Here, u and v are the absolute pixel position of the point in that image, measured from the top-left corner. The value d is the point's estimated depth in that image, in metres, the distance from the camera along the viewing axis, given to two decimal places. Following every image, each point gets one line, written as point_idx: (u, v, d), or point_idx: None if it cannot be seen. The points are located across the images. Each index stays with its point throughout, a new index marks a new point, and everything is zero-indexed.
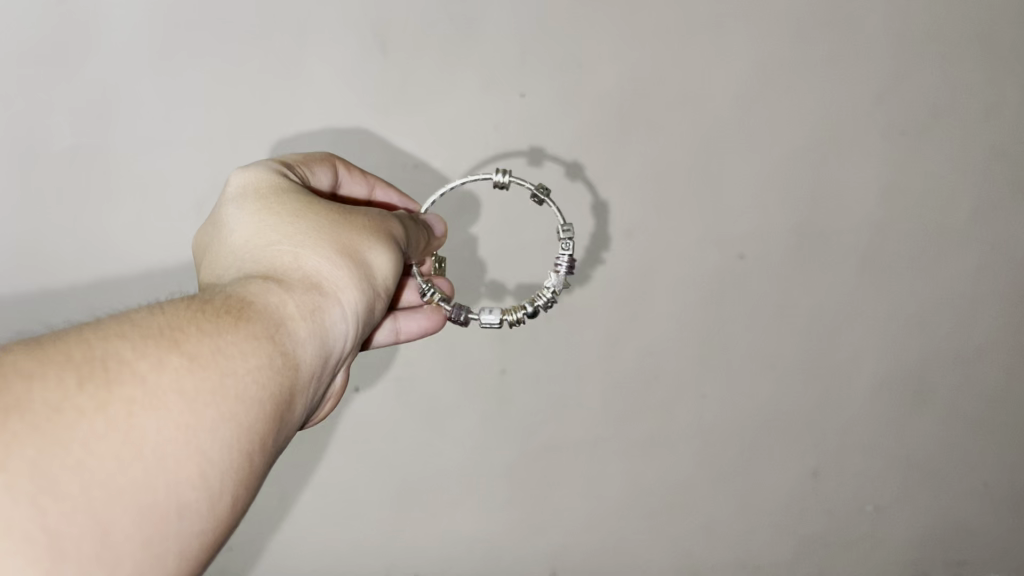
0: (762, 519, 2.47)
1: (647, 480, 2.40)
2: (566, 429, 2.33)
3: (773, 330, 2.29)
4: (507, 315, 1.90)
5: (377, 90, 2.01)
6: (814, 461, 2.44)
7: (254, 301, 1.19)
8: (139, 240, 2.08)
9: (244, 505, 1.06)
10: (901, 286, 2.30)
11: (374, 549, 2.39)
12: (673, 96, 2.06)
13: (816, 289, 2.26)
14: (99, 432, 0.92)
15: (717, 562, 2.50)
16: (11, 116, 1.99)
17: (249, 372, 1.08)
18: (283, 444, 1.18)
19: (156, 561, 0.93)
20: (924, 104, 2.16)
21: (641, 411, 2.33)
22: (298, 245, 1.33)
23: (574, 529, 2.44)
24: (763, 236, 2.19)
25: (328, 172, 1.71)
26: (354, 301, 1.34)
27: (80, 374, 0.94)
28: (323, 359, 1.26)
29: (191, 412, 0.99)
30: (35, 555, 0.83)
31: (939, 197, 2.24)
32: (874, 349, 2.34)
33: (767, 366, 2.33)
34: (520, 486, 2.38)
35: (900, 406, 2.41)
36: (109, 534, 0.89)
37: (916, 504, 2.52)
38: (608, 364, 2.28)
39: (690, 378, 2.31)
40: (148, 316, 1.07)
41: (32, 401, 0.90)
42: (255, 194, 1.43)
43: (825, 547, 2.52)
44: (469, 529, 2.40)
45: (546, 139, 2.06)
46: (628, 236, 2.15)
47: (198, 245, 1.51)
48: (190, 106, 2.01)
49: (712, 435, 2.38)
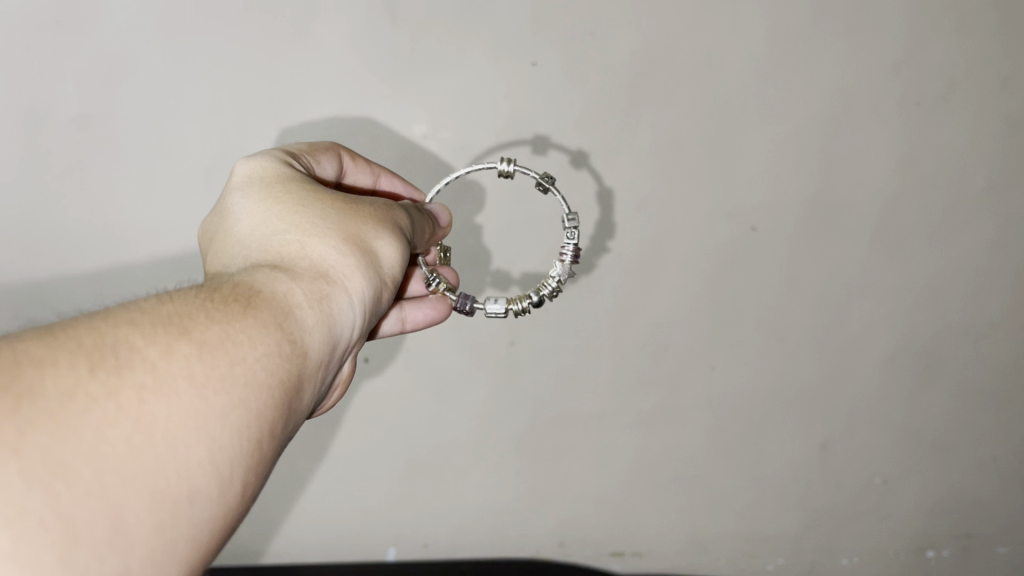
0: (775, 490, 2.55)
1: (657, 453, 2.46)
2: (578, 404, 2.37)
3: (785, 304, 2.32)
4: (513, 304, 1.92)
5: (389, 63, 1.98)
6: (823, 436, 2.50)
7: (261, 289, 1.18)
8: (147, 208, 2.08)
9: (252, 492, 1.05)
10: (913, 262, 2.33)
11: (385, 519, 2.45)
12: (686, 68, 2.03)
13: (827, 262, 2.29)
14: (110, 418, 0.90)
15: (724, 532, 2.58)
16: (14, 82, 1.94)
17: (259, 360, 1.07)
18: (290, 432, 1.17)
19: (167, 547, 0.91)
20: (940, 75, 2.15)
21: (653, 385, 2.36)
22: (305, 235, 1.33)
23: (585, 502, 2.50)
24: (776, 209, 2.20)
25: (333, 161, 1.72)
26: (364, 290, 1.33)
27: (90, 360, 0.92)
28: (330, 347, 1.25)
29: (203, 400, 0.98)
30: (48, 540, 0.81)
31: (953, 169, 2.25)
32: (886, 323, 2.39)
33: (777, 341, 2.35)
34: (532, 459, 2.43)
35: (912, 380, 2.47)
36: (121, 520, 0.87)
37: (924, 477, 2.60)
38: (618, 338, 2.29)
39: (702, 353, 2.34)
40: (157, 303, 1.05)
41: (44, 387, 0.87)
42: (261, 185, 1.44)
43: (831, 519, 2.60)
44: (480, 499, 2.46)
45: (549, 125, 2.07)
46: (640, 207, 2.16)
47: (204, 235, 1.50)
48: (197, 76, 1.98)
49: (724, 410, 2.42)
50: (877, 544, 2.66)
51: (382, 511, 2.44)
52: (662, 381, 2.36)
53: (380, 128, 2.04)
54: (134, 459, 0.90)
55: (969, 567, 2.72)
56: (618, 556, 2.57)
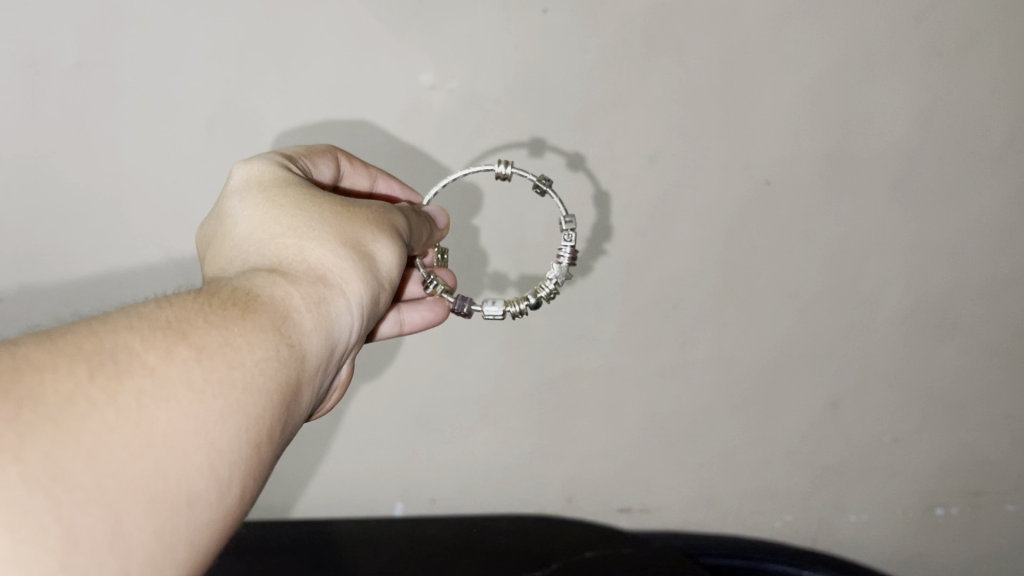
0: (784, 446, 2.57)
1: (666, 409, 2.48)
2: (587, 359, 2.36)
3: (798, 254, 2.27)
4: (510, 307, 1.92)
5: (393, 7, 1.88)
6: (831, 394, 2.50)
7: (260, 293, 1.18)
8: (151, 160, 2.02)
9: (251, 497, 1.05)
10: (934, 214, 2.26)
11: (397, 475, 2.48)
12: (701, 14, 1.94)
13: (842, 217, 2.24)
14: (110, 424, 0.90)
15: (733, 491, 2.63)
16: (11, 22, 1.83)
17: (258, 364, 1.07)
18: (289, 436, 1.17)
19: (168, 552, 0.91)
20: (970, 20, 2.03)
21: (662, 340, 2.35)
22: (303, 238, 1.33)
23: (593, 456, 2.53)
24: (792, 160, 2.14)
25: (330, 164, 1.72)
26: (362, 292, 1.33)
27: (90, 366, 0.93)
28: (329, 351, 1.26)
29: (202, 404, 0.98)
30: (49, 544, 0.81)
31: (981, 113, 2.15)
32: (899, 275, 2.34)
33: (788, 296, 2.33)
34: (541, 416, 2.44)
35: (923, 334, 2.43)
36: (121, 524, 0.86)
37: (933, 433, 2.59)
38: (628, 294, 2.27)
39: (713, 309, 2.32)
40: (156, 308, 1.05)
41: (43, 393, 0.88)
42: (258, 189, 1.43)
43: (840, 478, 2.63)
44: (486, 457, 2.48)
45: (547, 129, 2.04)
46: (653, 160, 2.10)
47: (202, 241, 1.51)
48: (198, 23, 1.88)
49: (734, 365, 2.42)
50: (886, 502, 2.68)
51: (391, 470, 2.48)
52: (673, 337, 2.35)
53: (387, 94, 1.98)
54: (132, 466, 0.89)
55: (978, 528, 2.72)
56: (626, 513, 2.63)
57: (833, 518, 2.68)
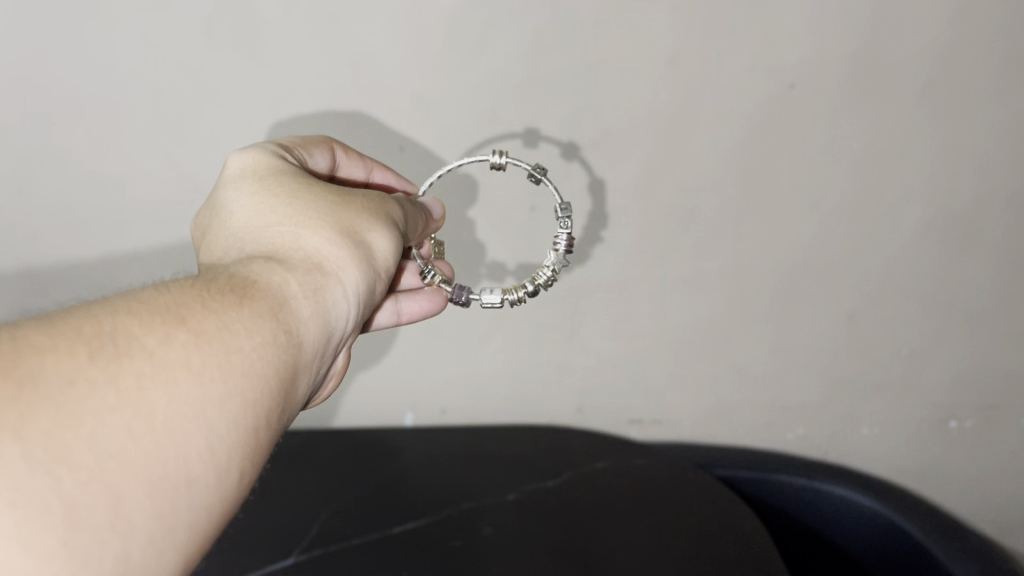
0: (798, 362, 2.45)
1: (672, 320, 2.34)
2: (597, 267, 2.21)
3: (829, 147, 2.00)
4: (507, 295, 1.93)
5: None
6: (850, 304, 2.31)
7: (257, 279, 1.19)
8: (110, 53, 1.83)
9: (249, 479, 1.05)
10: (973, 148, 2.02)
11: (400, 367, 2.44)
12: None
13: (867, 124, 1.97)
14: (111, 404, 0.90)
15: (746, 415, 2.59)
16: None
17: (256, 348, 1.07)
18: (286, 422, 1.17)
19: (168, 533, 0.91)
20: None
21: (670, 245, 2.16)
22: (299, 227, 1.33)
23: (607, 356, 2.43)
24: (824, 59, 1.86)
25: (327, 155, 1.72)
26: (357, 282, 1.34)
27: (89, 347, 0.93)
28: (325, 339, 1.27)
29: (202, 391, 0.98)
30: (51, 523, 0.81)
31: None
32: (938, 180, 2.07)
33: (814, 200, 2.10)
34: (543, 314, 2.32)
35: (950, 242, 2.18)
36: (122, 505, 0.87)
37: (951, 367, 2.44)
38: (643, 202, 2.06)
39: (730, 213, 2.10)
40: (154, 293, 1.06)
41: (43, 372, 0.88)
42: (254, 179, 1.44)
43: (849, 399, 2.53)
44: (497, 367, 2.45)
45: (544, 123, 1.93)
46: (671, 63, 1.85)
47: (198, 231, 1.52)
48: None
49: (744, 275, 2.24)
50: (903, 430, 2.58)
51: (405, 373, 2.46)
52: (684, 249, 2.17)
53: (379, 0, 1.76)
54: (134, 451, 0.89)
55: (996, 437, 2.56)
56: (637, 424, 2.61)
57: (845, 428, 2.58)
